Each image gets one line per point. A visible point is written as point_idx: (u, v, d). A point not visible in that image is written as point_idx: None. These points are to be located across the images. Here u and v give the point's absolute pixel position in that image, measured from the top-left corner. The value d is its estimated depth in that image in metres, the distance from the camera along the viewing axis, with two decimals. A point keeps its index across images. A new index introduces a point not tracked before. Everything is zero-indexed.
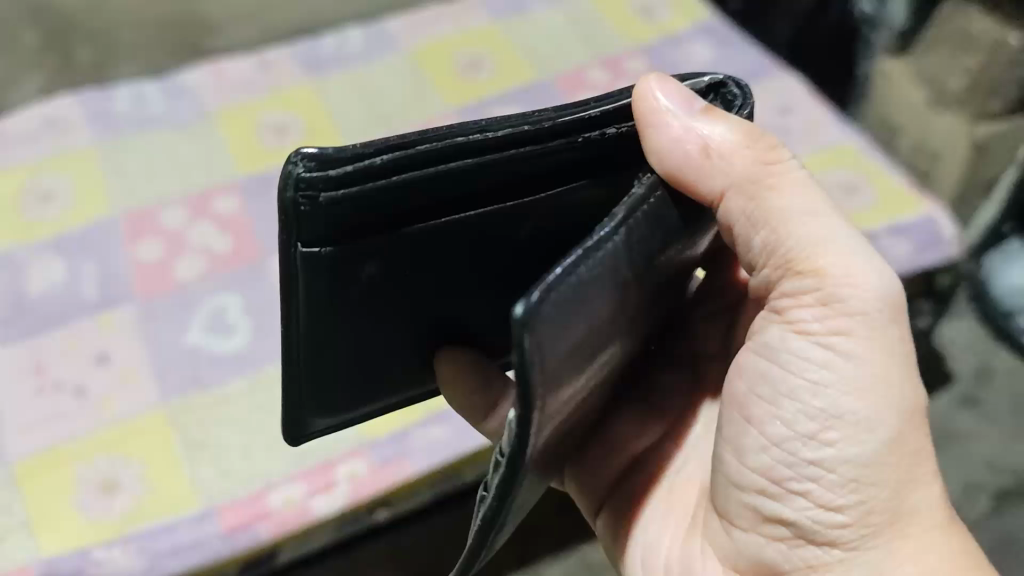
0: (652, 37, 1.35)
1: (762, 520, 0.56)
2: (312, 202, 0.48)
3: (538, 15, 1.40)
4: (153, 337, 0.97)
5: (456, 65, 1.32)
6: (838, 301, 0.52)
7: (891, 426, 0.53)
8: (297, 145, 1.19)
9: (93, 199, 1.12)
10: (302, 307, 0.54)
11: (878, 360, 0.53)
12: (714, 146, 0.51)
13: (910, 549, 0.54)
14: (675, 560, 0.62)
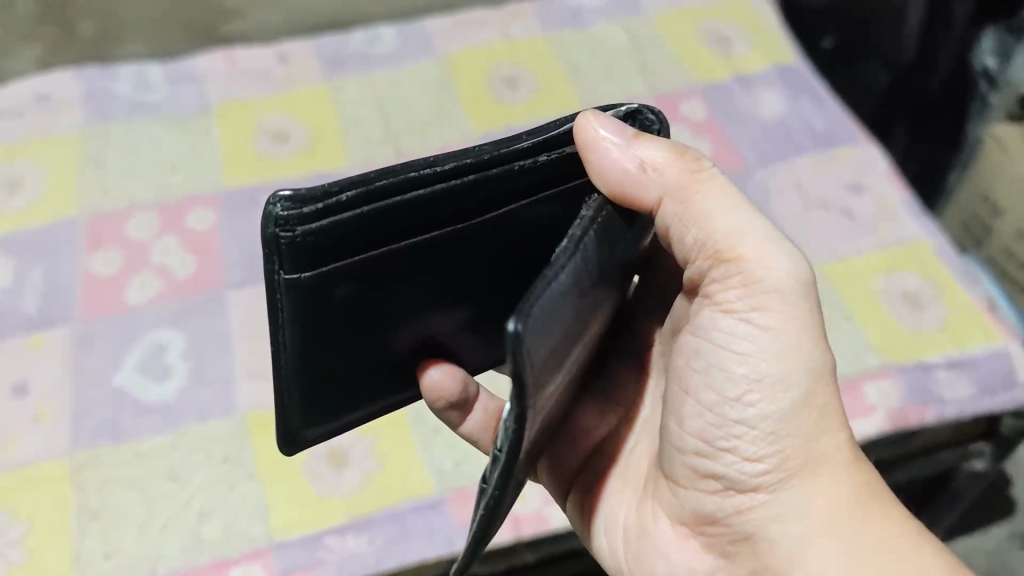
0: (723, 75, 1.33)
1: (700, 476, 0.65)
2: (291, 236, 0.56)
3: (601, 35, 1.38)
4: (90, 360, 1.01)
5: (491, 82, 1.32)
6: (756, 282, 0.61)
7: (801, 385, 0.62)
8: (294, 155, 1.22)
9: (54, 200, 1.17)
10: (292, 327, 0.60)
11: (792, 330, 0.61)
12: (650, 163, 0.60)
13: (818, 484, 0.62)
14: (632, 522, 0.72)
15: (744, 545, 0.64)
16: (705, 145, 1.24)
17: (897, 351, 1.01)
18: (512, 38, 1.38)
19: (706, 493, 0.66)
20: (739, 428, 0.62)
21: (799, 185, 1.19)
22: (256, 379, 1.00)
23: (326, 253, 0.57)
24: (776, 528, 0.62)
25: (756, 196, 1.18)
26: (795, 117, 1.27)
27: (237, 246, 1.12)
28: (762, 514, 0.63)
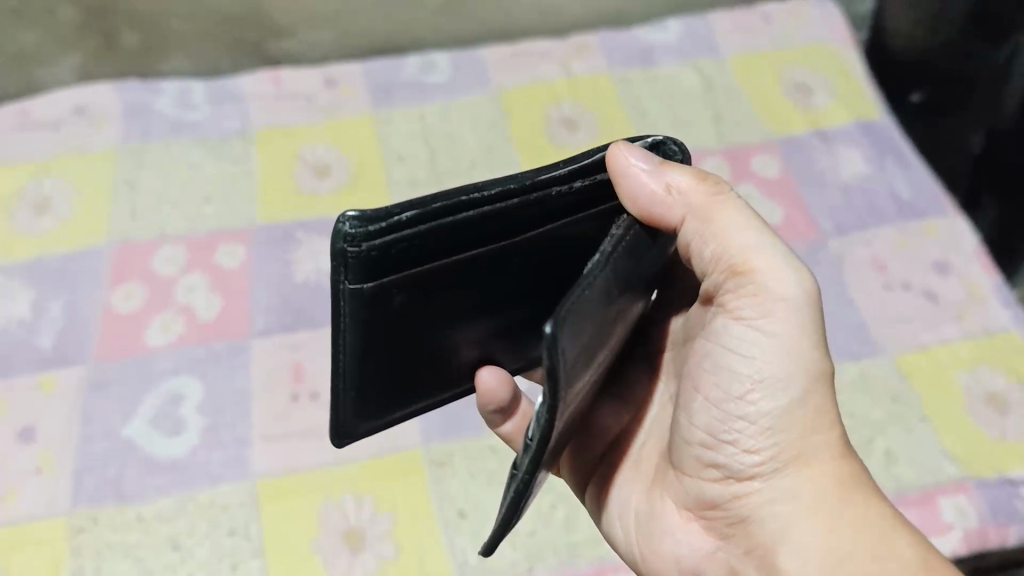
0: (801, 129, 1.23)
1: (705, 466, 0.64)
2: (358, 253, 0.54)
3: (670, 77, 1.29)
4: (101, 406, 0.94)
5: (549, 123, 1.23)
6: (766, 291, 0.60)
7: (799, 384, 0.60)
8: (335, 192, 1.15)
9: (79, 225, 1.10)
10: (354, 335, 0.58)
11: (795, 337, 0.60)
12: (675, 185, 0.59)
13: (812, 473, 0.60)
14: (643, 508, 0.69)
15: (741, 534, 0.62)
16: (778, 206, 1.14)
17: (978, 462, 0.90)
18: (575, 75, 1.29)
19: (711, 487, 0.64)
20: (739, 423, 0.61)
21: (876, 261, 1.08)
22: (274, 439, 0.91)
23: (390, 267, 0.55)
24: (772, 516, 0.61)
25: (832, 269, 1.07)
26: (876, 181, 1.17)
27: (265, 288, 1.05)
28: (758, 503, 0.61)
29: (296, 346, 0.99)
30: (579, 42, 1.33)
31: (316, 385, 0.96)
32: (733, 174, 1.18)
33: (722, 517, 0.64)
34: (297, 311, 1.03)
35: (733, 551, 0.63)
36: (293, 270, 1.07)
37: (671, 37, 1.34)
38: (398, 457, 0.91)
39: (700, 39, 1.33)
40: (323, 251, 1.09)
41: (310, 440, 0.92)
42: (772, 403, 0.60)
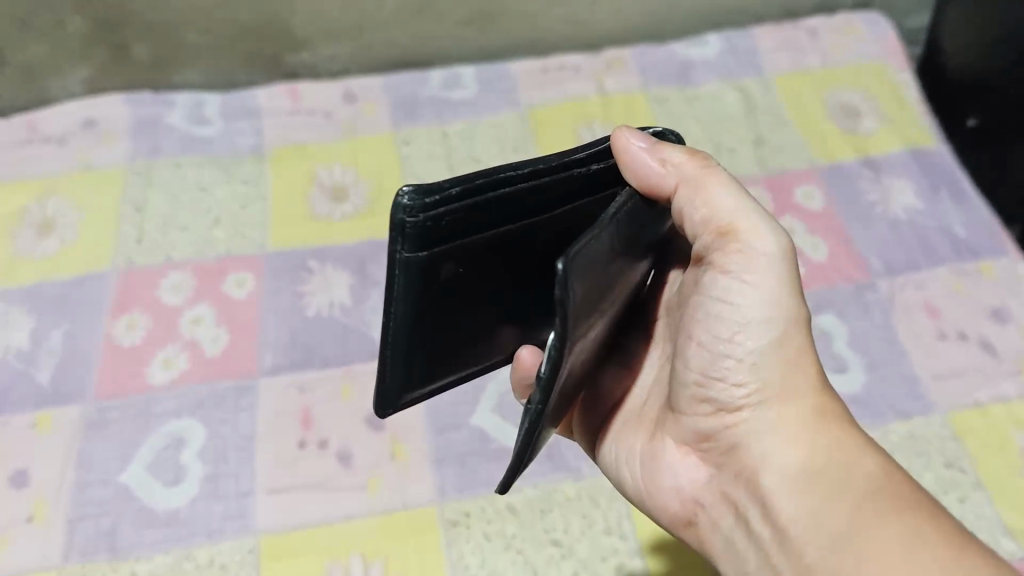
0: (847, 156, 1.15)
1: (698, 405, 0.64)
2: (415, 222, 0.55)
3: (708, 97, 1.22)
4: (97, 449, 0.89)
5: (579, 145, 1.16)
6: (747, 243, 0.61)
7: (780, 326, 0.61)
8: (350, 218, 1.09)
9: (83, 250, 1.05)
10: (406, 305, 0.59)
11: (775, 286, 0.61)
12: (670, 162, 0.61)
13: (794, 411, 0.61)
14: (644, 453, 0.69)
15: (730, 464, 0.63)
16: (821, 242, 1.06)
17: None
18: (608, 93, 1.22)
19: (704, 424, 0.64)
20: (728, 361, 0.62)
21: (929, 305, 1.00)
22: (277, 491, 0.86)
23: (441, 236, 0.57)
24: (758, 445, 0.61)
25: (880, 314, 0.99)
26: (929, 215, 1.08)
27: (274, 323, 0.99)
28: (748, 433, 0.62)
29: (304, 388, 0.94)
30: (613, 58, 1.26)
31: (323, 432, 0.90)
32: (774, 207, 1.10)
33: (718, 449, 0.64)
34: (308, 348, 0.97)
35: (729, 482, 0.63)
36: (304, 302, 1.01)
37: (710, 53, 1.26)
38: (409, 513, 0.85)
39: (741, 55, 1.25)
40: (337, 283, 1.03)
41: (315, 495, 0.86)
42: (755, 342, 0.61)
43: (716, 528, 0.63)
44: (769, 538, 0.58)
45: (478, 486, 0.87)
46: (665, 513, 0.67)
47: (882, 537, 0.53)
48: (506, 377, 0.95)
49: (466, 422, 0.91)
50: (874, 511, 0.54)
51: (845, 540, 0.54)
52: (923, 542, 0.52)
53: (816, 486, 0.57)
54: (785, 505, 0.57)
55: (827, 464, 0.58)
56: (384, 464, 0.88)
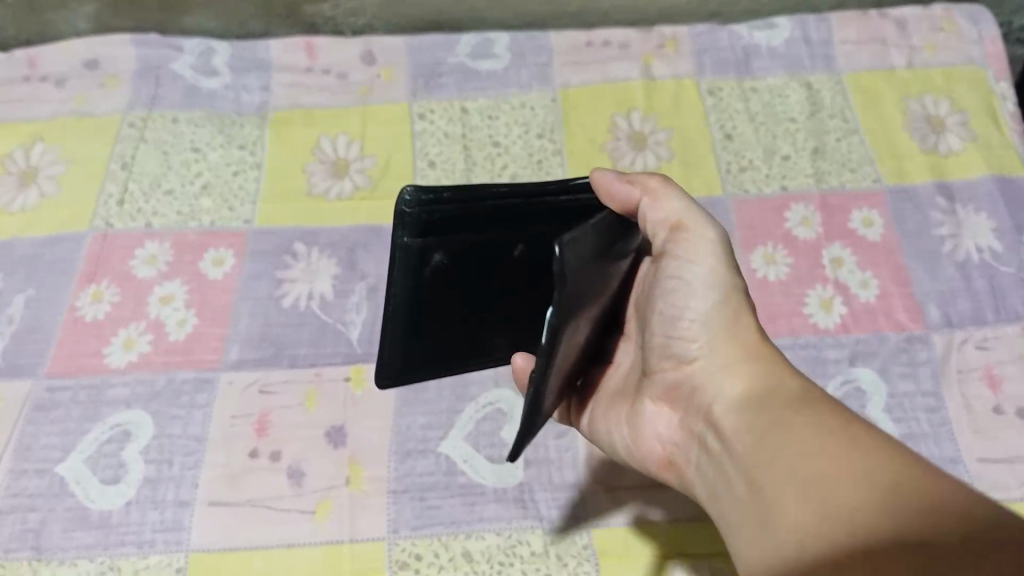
0: (920, 178, 0.99)
1: (665, 362, 0.66)
2: (416, 217, 0.64)
3: (769, 93, 1.07)
4: (39, 435, 0.83)
5: (613, 136, 1.04)
6: (689, 224, 0.65)
7: (721, 286, 0.64)
8: (347, 198, 0.99)
9: (59, 206, 0.97)
10: (399, 282, 0.67)
11: (713, 260, 0.64)
12: (639, 182, 0.67)
13: (739, 355, 0.62)
14: (626, 419, 0.69)
15: (693, 407, 0.64)
16: (874, 279, 0.92)
17: None
18: (655, 79, 1.08)
19: (669, 377, 0.66)
20: (682, 321, 0.64)
21: (988, 372, 0.86)
22: (217, 505, 0.79)
23: (438, 231, 0.65)
24: (712, 386, 0.62)
25: (929, 375, 0.85)
26: (1007, 261, 0.93)
27: (247, 311, 0.91)
28: (705, 376, 0.63)
29: (266, 389, 0.86)
30: (667, 38, 1.11)
31: (278, 443, 0.82)
32: (825, 230, 0.96)
33: (676, 394, 0.66)
34: (277, 344, 0.89)
35: (691, 421, 0.64)
36: (283, 290, 0.92)
37: (778, 40, 1.10)
38: (355, 548, 0.77)
39: (815, 45, 1.10)
40: (321, 272, 0.93)
41: (257, 515, 0.78)
42: (700, 302, 0.64)
43: (689, 461, 0.64)
44: (722, 460, 0.59)
45: (435, 526, 0.78)
46: (646, 460, 0.68)
47: (810, 435, 0.54)
48: (487, 402, 0.85)
49: (435, 448, 0.82)
50: (804, 414, 0.55)
51: (779, 444, 0.55)
52: (845, 433, 0.53)
53: (757, 405, 0.59)
54: (732, 427, 0.59)
55: (766, 386, 0.59)
56: (338, 488, 0.80)
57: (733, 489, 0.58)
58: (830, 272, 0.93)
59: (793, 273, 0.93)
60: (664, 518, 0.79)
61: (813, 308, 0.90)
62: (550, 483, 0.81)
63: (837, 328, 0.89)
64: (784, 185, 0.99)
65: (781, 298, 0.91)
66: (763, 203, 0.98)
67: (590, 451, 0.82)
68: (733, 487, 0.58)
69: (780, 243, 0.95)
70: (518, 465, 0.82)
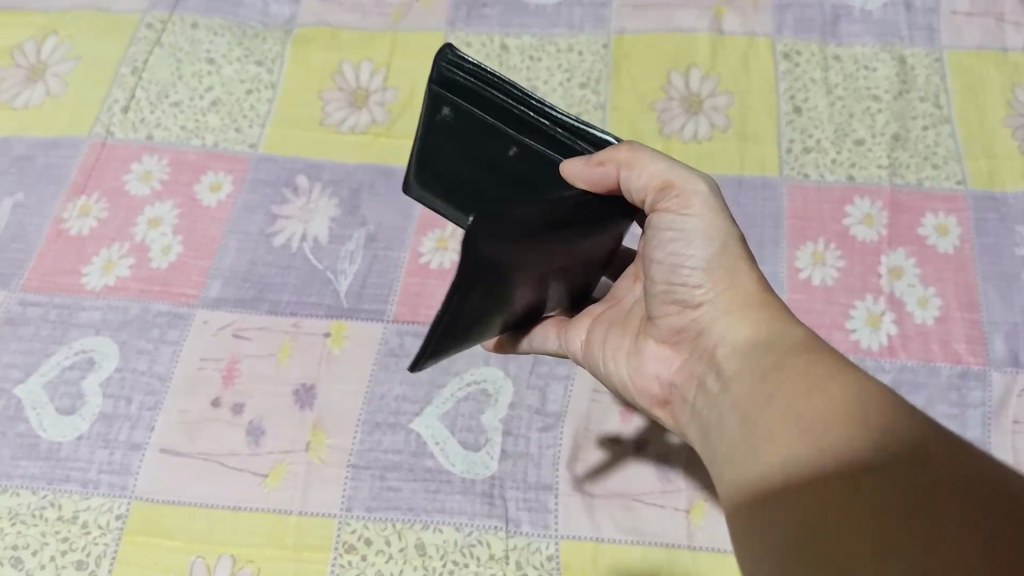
0: (1013, 185, 0.85)
1: (668, 307, 0.59)
2: (447, 71, 0.61)
3: (853, 64, 0.93)
4: (3, 351, 0.79)
5: (665, 95, 0.92)
6: (678, 184, 0.57)
7: (720, 237, 0.57)
8: (361, 132, 0.90)
9: (62, 107, 0.92)
10: (421, 127, 0.63)
11: (709, 214, 0.57)
12: (608, 155, 0.57)
13: (743, 305, 0.56)
14: (620, 359, 0.64)
15: (695, 349, 0.58)
16: (935, 298, 0.80)
17: None
18: (724, 34, 0.95)
19: (670, 321, 0.60)
20: (684, 270, 0.57)
21: None
22: (169, 453, 0.74)
23: (463, 94, 0.61)
24: (716, 331, 0.57)
25: (978, 422, 0.74)
26: None
27: (236, 245, 0.84)
28: (707, 319, 0.57)
29: (240, 334, 0.80)
30: None
31: (242, 395, 0.77)
32: (889, 233, 0.83)
33: (676, 333, 0.60)
34: (261, 286, 0.82)
35: (689, 363, 0.59)
36: (276, 227, 0.85)
37: (875, 2, 0.96)
38: (302, 522, 0.71)
39: (917, 13, 0.95)
40: (319, 212, 0.86)
41: (207, 470, 0.74)
42: (700, 249, 0.57)
43: (685, 402, 0.59)
44: (714, 400, 0.55)
45: (391, 510, 0.72)
46: (643, 399, 0.64)
47: (806, 379, 0.49)
48: (472, 380, 0.77)
49: (406, 424, 0.75)
50: (804, 358, 0.50)
51: (774, 380, 0.50)
52: (841, 377, 0.48)
53: (757, 347, 0.54)
54: (730, 368, 0.54)
55: (767, 331, 0.54)
56: (295, 453, 0.74)
57: (723, 431, 0.53)
58: (885, 283, 0.81)
59: (842, 279, 0.81)
60: (640, 542, 0.70)
61: (857, 324, 0.79)
62: (524, 481, 0.73)
63: (881, 350, 0.78)
64: (851, 175, 0.86)
65: (822, 307, 0.80)
66: (822, 193, 0.86)
67: (576, 452, 0.74)
68: (723, 429, 0.53)
69: (833, 241, 0.83)
70: (493, 455, 0.74)
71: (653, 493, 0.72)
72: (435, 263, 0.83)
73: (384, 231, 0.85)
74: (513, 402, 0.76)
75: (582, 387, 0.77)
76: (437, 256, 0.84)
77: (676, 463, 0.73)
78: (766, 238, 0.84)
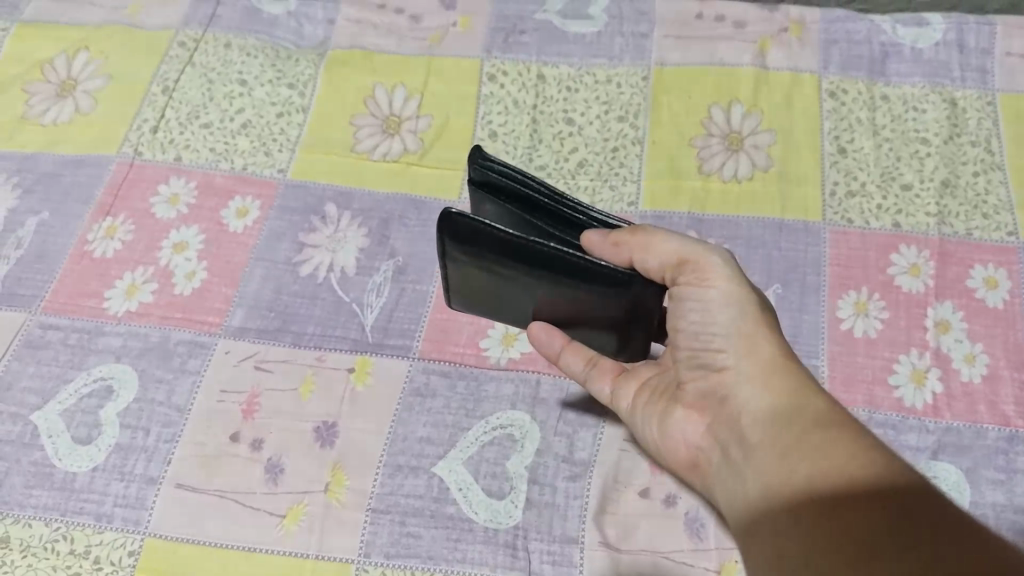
0: None
1: (697, 371, 0.63)
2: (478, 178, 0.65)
3: (902, 105, 0.90)
4: (22, 374, 0.77)
5: (706, 132, 0.89)
6: (694, 259, 0.60)
7: (739, 310, 0.60)
8: (392, 160, 0.88)
9: (91, 125, 0.90)
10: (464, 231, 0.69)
11: (727, 287, 0.60)
12: (624, 237, 0.61)
13: (761, 373, 0.59)
14: (649, 420, 0.67)
15: (720, 414, 0.61)
16: (983, 355, 0.76)
17: None
18: (768, 70, 0.93)
19: (698, 384, 0.63)
20: (707, 339, 0.61)
21: None
22: (184, 489, 0.72)
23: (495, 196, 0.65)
24: (737, 397, 0.60)
25: None
26: None
27: (261, 273, 0.82)
28: (731, 386, 0.60)
29: (262, 366, 0.78)
30: (792, 22, 0.95)
31: (261, 430, 0.75)
32: (935, 285, 0.80)
33: (706, 401, 0.63)
34: (285, 317, 0.80)
35: (718, 430, 0.61)
36: (303, 256, 0.83)
37: (926, 41, 0.93)
38: (318, 566, 0.69)
39: (969, 54, 0.92)
40: (347, 242, 0.84)
41: (223, 508, 0.72)
42: (723, 314, 0.60)
43: (713, 469, 0.62)
44: (740, 469, 0.57)
45: (410, 558, 0.69)
46: (672, 460, 0.66)
47: (829, 454, 0.52)
48: (498, 424, 0.75)
49: (429, 468, 0.73)
50: (820, 432, 0.53)
51: (792, 456, 0.53)
52: (862, 454, 0.51)
53: (782, 419, 0.56)
54: (755, 437, 0.57)
55: (787, 399, 0.57)
56: (314, 494, 0.72)
57: (749, 502, 0.56)
58: (931, 337, 0.77)
59: (886, 332, 0.78)
60: None
61: (900, 379, 0.76)
62: (549, 532, 0.70)
63: (925, 409, 0.74)
64: (897, 222, 0.83)
65: (864, 360, 0.77)
66: (866, 239, 0.83)
67: (603, 505, 0.71)
68: (751, 500, 0.55)
69: (877, 291, 0.80)
70: (518, 504, 0.71)
71: (682, 550, 0.69)
72: None
73: (412, 263, 0.83)
74: (540, 449, 0.74)
75: (611, 436, 0.74)
76: None
77: (707, 521, 0.70)
78: (807, 285, 0.81)
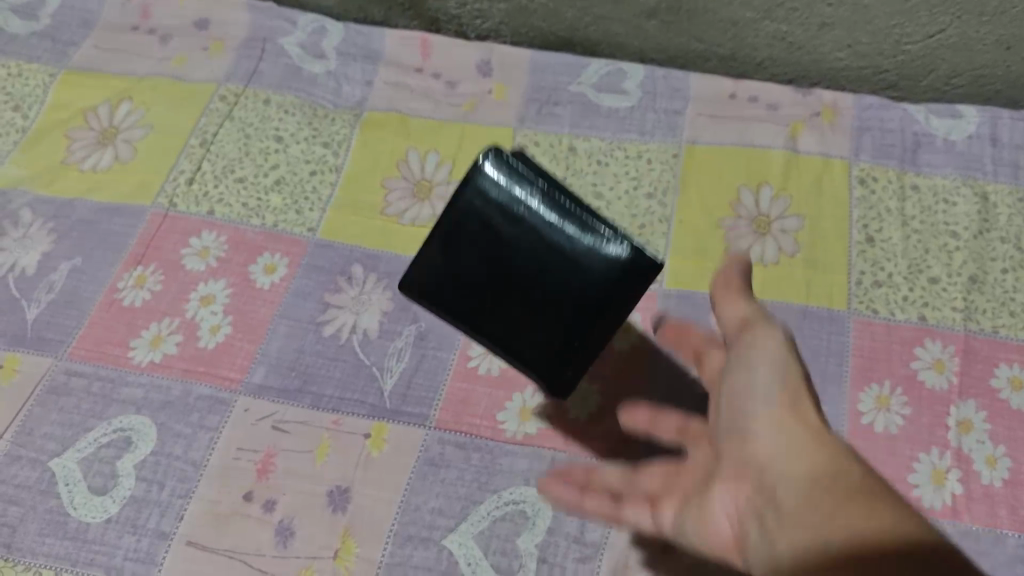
0: None
1: (738, 441, 0.64)
2: None
3: (932, 196, 0.90)
4: (43, 421, 0.78)
5: (735, 213, 0.90)
6: (752, 314, 0.69)
7: (784, 376, 0.64)
8: (420, 224, 0.89)
9: (129, 175, 0.92)
10: None
11: (771, 355, 0.66)
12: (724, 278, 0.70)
13: (807, 445, 0.60)
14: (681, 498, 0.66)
15: (755, 483, 0.61)
16: (1005, 458, 0.75)
17: None
18: (799, 153, 0.93)
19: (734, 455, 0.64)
20: (752, 405, 0.64)
21: None
22: (194, 547, 0.73)
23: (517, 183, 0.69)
24: (773, 463, 0.60)
25: None
26: None
27: (284, 331, 0.83)
28: (771, 454, 0.61)
29: (279, 426, 0.78)
30: (825, 106, 0.96)
31: (275, 491, 0.75)
32: (959, 382, 0.79)
33: (743, 475, 0.63)
34: (307, 377, 0.81)
35: (751, 502, 0.61)
36: (327, 315, 0.84)
37: (959, 133, 0.93)
38: None
39: (1002, 148, 0.92)
40: (371, 304, 0.85)
41: (231, 569, 0.72)
42: (767, 378, 0.65)
43: (748, 545, 0.60)
44: (775, 537, 0.57)
45: None
46: (699, 543, 0.64)
47: (870, 518, 0.52)
48: (510, 499, 0.75)
49: (438, 540, 0.73)
50: (861, 498, 0.54)
51: (840, 514, 0.54)
52: (903, 518, 0.52)
53: (822, 483, 0.57)
54: (792, 505, 0.57)
55: (826, 468, 0.58)
56: (322, 560, 0.72)
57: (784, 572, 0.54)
58: (953, 436, 0.77)
59: (907, 428, 0.77)
60: None
61: (920, 479, 0.75)
62: None
63: (943, 510, 0.73)
64: (923, 315, 0.83)
65: (884, 457, 0.76)
66: (891, 332, 0.82)
67: None
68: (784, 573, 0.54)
69: (900, 385, 0.79)
70: None
71: None
72: (484, 367, 0.81)
73: (435, 329, 0.83)
74: (551, 527, 0.73)
75: None
76: (486, 360, 0.82)
77: None
78: (829, 375, 0.80)
